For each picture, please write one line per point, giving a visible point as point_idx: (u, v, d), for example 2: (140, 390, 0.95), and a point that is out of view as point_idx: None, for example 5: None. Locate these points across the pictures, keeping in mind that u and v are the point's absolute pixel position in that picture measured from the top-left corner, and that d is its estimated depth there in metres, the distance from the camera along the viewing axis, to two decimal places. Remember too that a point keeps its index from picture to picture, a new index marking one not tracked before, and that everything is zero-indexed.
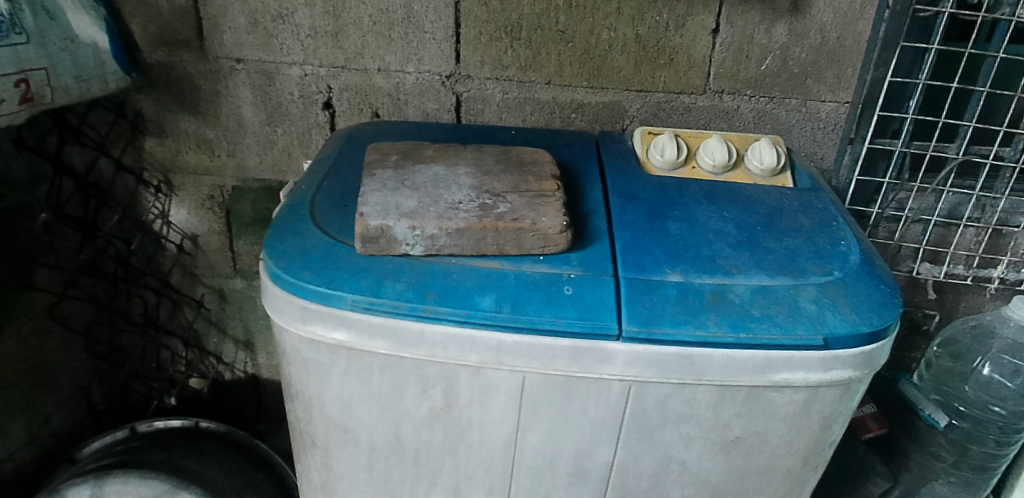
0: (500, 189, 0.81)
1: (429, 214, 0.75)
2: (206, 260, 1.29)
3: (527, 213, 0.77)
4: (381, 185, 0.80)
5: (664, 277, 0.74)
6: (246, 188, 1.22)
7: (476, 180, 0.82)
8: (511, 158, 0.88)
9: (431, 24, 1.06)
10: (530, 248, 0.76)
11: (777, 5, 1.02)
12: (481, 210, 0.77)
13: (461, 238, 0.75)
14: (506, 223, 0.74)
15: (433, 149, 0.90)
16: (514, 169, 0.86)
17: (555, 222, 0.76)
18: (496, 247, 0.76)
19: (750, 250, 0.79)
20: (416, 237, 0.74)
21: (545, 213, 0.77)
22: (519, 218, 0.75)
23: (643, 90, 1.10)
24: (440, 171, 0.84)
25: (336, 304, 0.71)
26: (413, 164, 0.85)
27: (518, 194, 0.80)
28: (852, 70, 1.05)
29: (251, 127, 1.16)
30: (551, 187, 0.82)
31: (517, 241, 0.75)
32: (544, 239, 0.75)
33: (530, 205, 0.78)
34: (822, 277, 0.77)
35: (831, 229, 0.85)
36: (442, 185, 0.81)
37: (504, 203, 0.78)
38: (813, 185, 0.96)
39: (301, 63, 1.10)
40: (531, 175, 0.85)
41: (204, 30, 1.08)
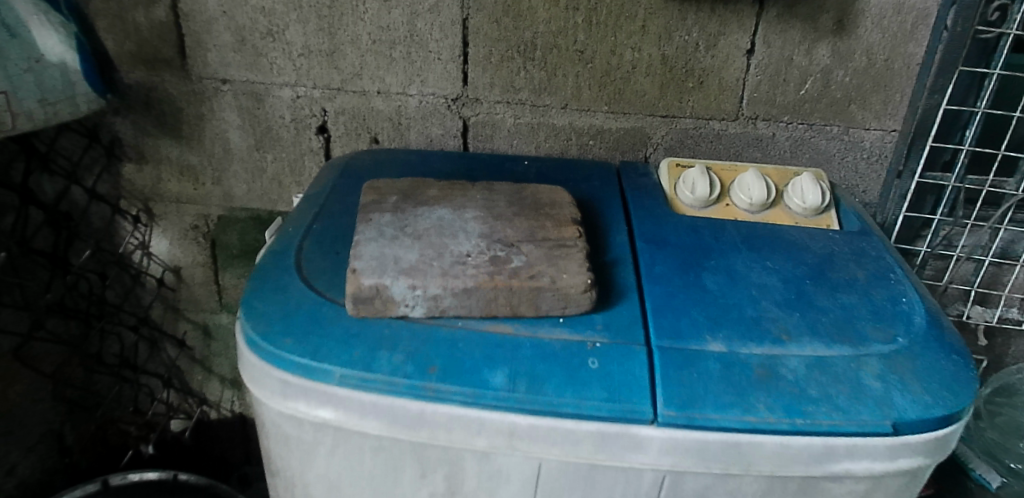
0: (514, 237, 0.71)
1: (433, 270, 0.65)
2: (190, 293, 1.21)
3: (545, 268, 0.67)
4: (378, 233, 0.70)
5: (702, 347, 0.64)
6: (233, 217, 1.14)
7: (486, 227, 0.72)
8: (525, 199, 0.78)
9: (436, 43, 0.97)
10: (548, 310, 0.66)
11: (820, 24, 0.92)
12: (492, 265, 0.67)
13: (469, 299, 0.65)
14: (522, 282, 0.65)
15: (438, 187, 0.80)
16: (529, 211, 0.76)
17: (578, 280, 0.66)
18: (510, 309, 0.66)
19: (801, 310, 0.69)
20: (416, 297, 0.64)
21: (566, 268, 0.67)
22: (536, 275, 0.66)
23: (669, 115, 1.00)
24: (447, 215, 0.74)
25: (323, 379, 0.61)
26: (415, 206, 0.75)
27: (534, 244, 0.70)
28: (901, 95, 0.95)
29: (238, 153, 1.07)
30: (572, 235, 0.72)
31: (533, 302, 0.65)
32: (564, 300, 0.65)
33: (548, 258, 0.68)
34: (885, 345, 0.66)
35: (890, 283, 0.74)
36: (448, 232, 0.71)
37: (518, 256, 0.68)
38: (862, 227, 0.85)
39: (293, 84, 1.01)
40: (549, 218, 0.75)
41: (186, 48, 0.99)
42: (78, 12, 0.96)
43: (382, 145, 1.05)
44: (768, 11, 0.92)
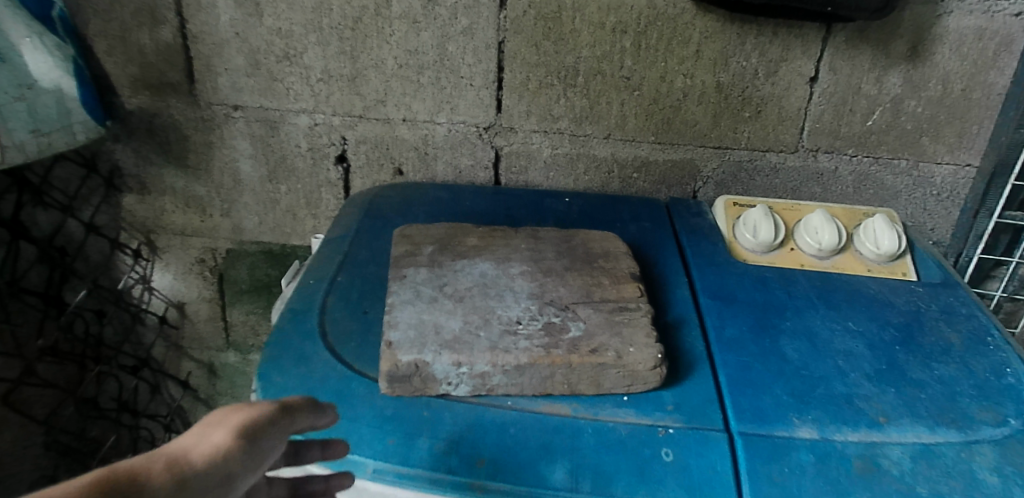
0: (567, 299, 0.64)
1: (480, 342, 0.58)
2: (195, 331, 1.19)
3: (607, 339, 0.59)
4: (415, 293, 0.64)
5: (789, 434, 0.55)
6: (243, 251, 1.08)
7: (537, 287, 0.65)
8: (576, 249, 0.72)
9: (469, 68, 0.89)
10: (612, 387, 0.58)
11: (892, 49, 0.83)
12: (548, 336, 0.59)
13: (521, 376, 0.57)
14: (584, 357, 0.57)
15: (477, 235, 0.74)
16: (582, 265, 0.69)
17: (646, 355, 0.58)
18: (567, 386, 0.58)
19: (895, 385, 0.60)
20: (461, 374, 0.56)
21: (632, 340, 0.60)
22: (599, 349, 0.58)
23: (722, 147, 0.92)
24: (490, 270, 0.68)
25: (352, 470, 0.53)
26: (454, 258, 0.70)
27: (593, 307, 0.63)
28: (978, 127, 0.86)
29: (249, 184, 1.00)
30: (634, 294, 0.65)
31: (596, 380, 0.58)
32: (630, 377, 0.58)
33: (609, 327, 0.61)
34: (996, 428, 0.57)
35: (990, 349, 0.65)
36: (493, 295, 0.64)
37: (575, 323, 0.61)
38: (945, 276, 0.76)
39: (311, 111, 0.94)
40: (606, 274, 0.68)
41: (194, 72, 0.91)
42: (76, 33, 0.88)
43: (407, 177, 0.97)
44: (836, 35, 0.83)
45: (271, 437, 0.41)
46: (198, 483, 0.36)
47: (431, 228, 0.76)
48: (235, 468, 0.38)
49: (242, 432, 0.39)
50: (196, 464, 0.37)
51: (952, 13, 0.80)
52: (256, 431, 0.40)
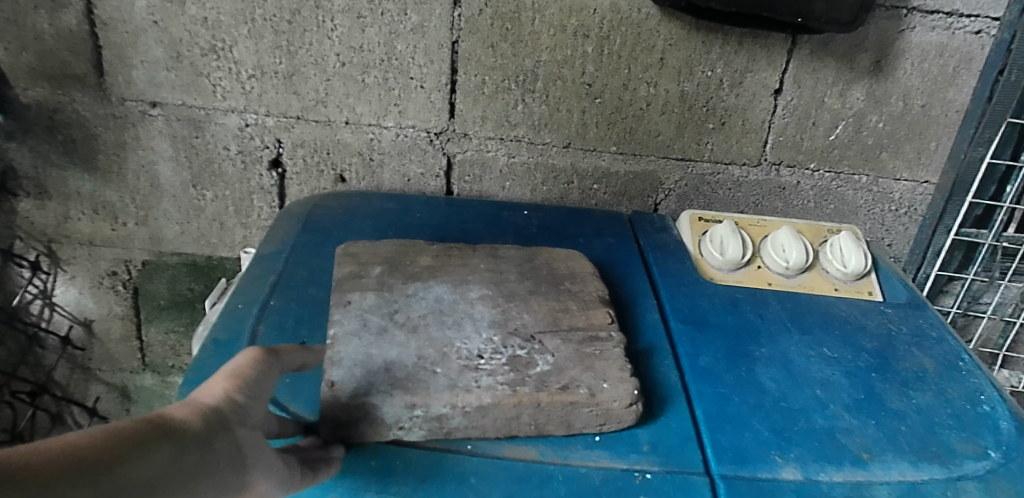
0: (532, 328, 0.59)
1: (438, 379, 0.52)
2: (105, 351, 1.07)
3: (577, 375, 0.55)
4: (363, 323, 0.57)
5: (773, 476, 0.51)
6: (162, 263, 0.97)
7: (500, 314, 0.60)
8: (540, 269, 0.68)
9: (419, 69, 0.82)
10: (582, 427, 0.53)
11: (856, 63, 0.82)
12: (514, 372, 0.54)
13: (483, 418, 0.51)
14: (554, 396, 0.52)
15: (431, 254, 0.68)
16: (548, 288, 0.65)
17: (621, 391, 0.53)
18: (534, 427, 0.52)
19: (876, 417, 0.58)
20: (415, 420, 0.50)
21: (605, 375, 0.55)
22: (570, 386, 0.53)
23: (685, 158, 0.88)
24: (446, 295, 0.62)
25: None
26: (404, 281, 0.63)
27: (559, 339, 0.58)
28: (936, 144, 0.86)
29: (169, 189, 0.90)
30: (604, 320, 0.61)
31: (567, 420, 0.52)
32: (604, 417, 0.53)
33: (580, 360, 0.56)
34: (978, 463, 0.55)
35: (961, 376, 0.63)
36: (451, 325, 0.58)
37: (542, 356, 0.56)
38: (911, 297, 0.75)
39: (241, 111, 0.84)
40: (574, 299, 0.63)
41: (104, 63, 0.80)
42: None
43: (349, 185, 0.89)
44: (802, 47, 0.81)
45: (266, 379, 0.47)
46: (220, 410, 0.41)
47: (377, 245, 0.69)
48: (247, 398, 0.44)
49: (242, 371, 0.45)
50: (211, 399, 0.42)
51: (914, 29, 0.79)
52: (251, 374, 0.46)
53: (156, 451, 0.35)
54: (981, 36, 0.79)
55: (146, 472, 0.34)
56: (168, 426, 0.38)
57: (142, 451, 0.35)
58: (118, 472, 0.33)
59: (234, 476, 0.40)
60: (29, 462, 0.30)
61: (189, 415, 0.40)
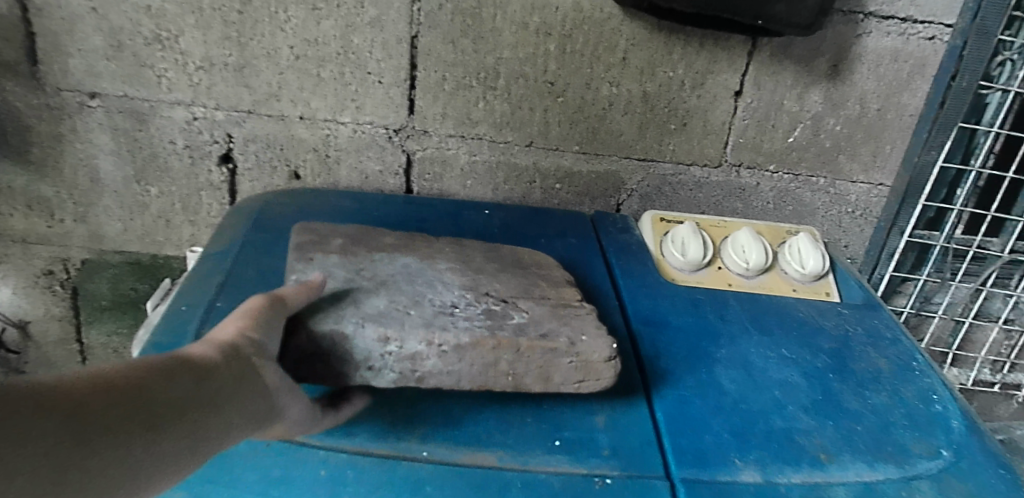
0: (505, 293, 0.57)
1: (413, 319, 0.51)
2: (42, 355, 1.01)
3: (554, 328, 0.54)
4: (326, 274, 0.55)
5: (732, 479, 0.51)
6: (104, 262, 0.92)
7: (470, 280, 0.58)
8: (505, 256, 0.66)
9: (377, 63, 0.79)
10: (561, 382, 0.52)
11: (814, 67, 0.82)
12: (489, 318, 0.53)
13: (459, 362, 0.50)
14: (533, 342, 0.51)
15: (395, 236, 0.66)
16: (515, 269, 0.63)
17: (600, 345, 0.53)
18: (511, 378, 0.51)
19: (833, 418, 0.58)
20: (388, 357, 0.49)
21: (583, 330, 0.54)
22: (548, 335, 0.52)
23: (647, 159, 0.88)
24: (413, 263, 0.59)
25: None
26: (369, 251, 0.61)
27: (534, 302, 0.57)
28: (891, 147, 0.87)
29: (111, 185, 0.85)
30: (573, 296, 0.60)
31: (544, 370, 0.52)
32: (583, 370, 0.52)
33: (555, 319, 0.55)
34: (931, 462, 0.55)
35: (914, 376, 0.64)
36: (424, 283, 0.56)
37: (518, 311, 0.55)
38: (866, 297, 0.76)
39: (189, 104, 0.81)
40: (541, 277, 0.62)
41: (39, 51, 0.76)
42: None
43: (304, 182, 0.86)
44: (762, 50, 0.81)
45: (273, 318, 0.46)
46: (240, 347, 0.41)
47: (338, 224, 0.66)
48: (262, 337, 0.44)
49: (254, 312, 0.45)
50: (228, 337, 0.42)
51: (870, 34, 0.81)
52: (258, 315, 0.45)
53: (182, 381, 0.36)
54: (934, 42, 0.81)
55: (174, 396, 0.35)
56: (190, 361, 0.38)
57: (168, 379, 0.36)
58: (149, 395, 0.34)
59: (258, 407, 0.41)
60: (62, 389, 0.31)
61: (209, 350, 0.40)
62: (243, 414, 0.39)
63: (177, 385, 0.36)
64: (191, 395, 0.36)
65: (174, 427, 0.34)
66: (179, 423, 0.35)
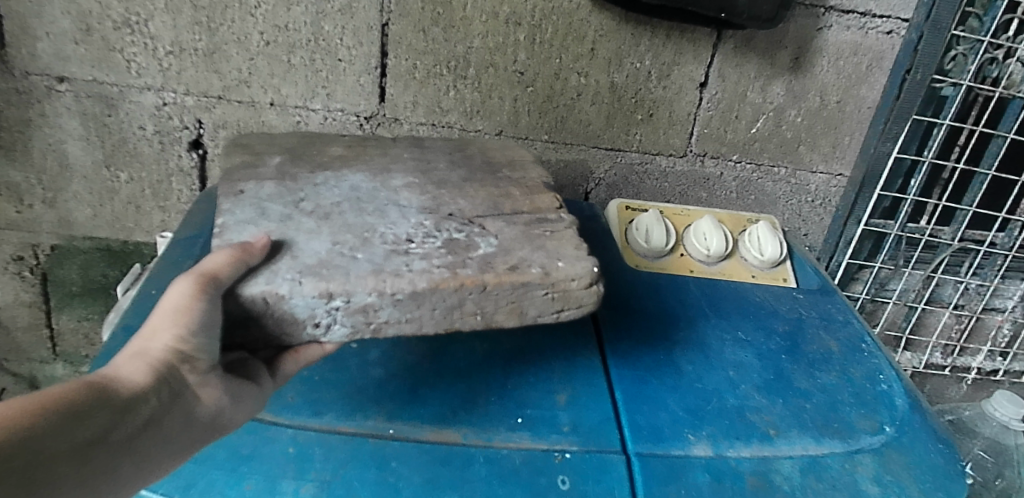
0: (471, 212, 0.57)
1: (360, 264, 0.48)
2: (11, 340, 1.01)
3: (526, 255, 0.52)
4: (260, 212, 0.53)
5: (685, 453, 0.53)
6: (73, 248, 0.92)
7: (431, 201, 0.58)
8: (473, 158, 0.69)
9: (348, 50, 0.80)
10: (539, 313, 0.51)
11: (776, 60, 0.85)
12: (452, 255, 0.50)
13: (417, 309, 0.48)
14: (501, 277, 0.49)
15: (341, 146, 0.68)
16: (487, 176, 0.65)
17: (578, 271, 0.51)
18: (480, 317, 0.50)
19: (784, 396, 0.61)
20: (332, 311, 0.47)
21: (560, 255, 0.53)
22: (520, 266, 0.50)
23: (614, 148, 0.90)
24: (363, 184, 0.59)
25: None
26: (312, 170, 0.61)
27: (503, 221, 0.56)
28: (849, 138, 0.90)
29: (80, 170, 0.85)
30: (550, 205, 0.60)
31: (516, 303, 0.50)
32: (561, 300, 0.51)
33: (527, 242, 0.54)
34: (874, 437, 0.59)
35: (863, 356, 0.68)
36: (373, 212, 0.55)
37: (485, 239, 0.53)
38: (821, 283, 0.79)
39: (158, 89, 0.80)
40: (514, 187, 0.63)
41: (5, 33, 0.75)
42: None
43: None
44: (726, 42, 0.84)
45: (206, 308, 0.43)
46: (170, 365, 0.42)
47: (276, 140, 0.69)
48: (200, 343, 0.43)
49: (187, 310, 0.42)
50: (157, 352, 0.42)
51: (830, 28, 0.84)
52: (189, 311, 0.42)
53: (100, 416, 0.38)
54: (892, 36, 0.84)
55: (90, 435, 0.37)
56: (106, 396, 0.39)
57: (85, 417, 0.37)
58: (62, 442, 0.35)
59: (190, 430, 0.42)
60: None
61: (135, 373, 0.41)
62: (172, 442, 0.41)
63: (94, 420, 0.37)
64: (97, 438, 0.37)
65: (72, 474, 0.35)
66: (79, 470, 0.36)
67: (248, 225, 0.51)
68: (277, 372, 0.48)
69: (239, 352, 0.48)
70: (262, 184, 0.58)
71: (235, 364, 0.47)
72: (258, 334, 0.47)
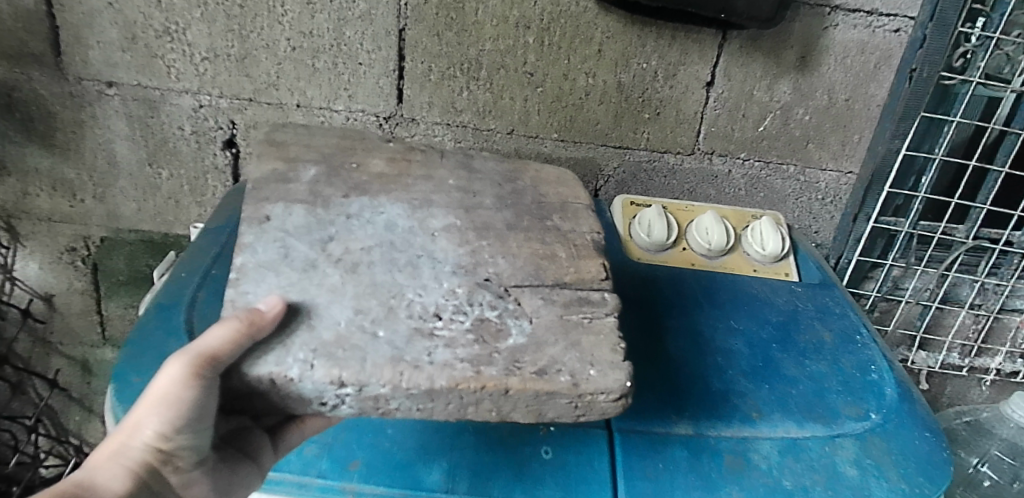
0: (508, 280, 0.55)
1: (379, 346, 0.47)
2: (66, 325, 1.10)
3: (558, 355, 0.49)
4: (282, 254, 0.52)
5: (666, 430, 0.56)
6: (120, 240, 1.00)
7: (468, 257, 0.56)
8: (526, 200, 0.67)
9: (368, 54, 0.86)
10: (557, 416, 0.48)
11: (782, 59, 0.86)
12: (479, 345, 0.48)
13: (431, 401, 0.46)
14: (526, 383, 0.46)
15: (384, 160, 0.68)
16: (533, 223, 0.63)
17: (609, 382, 0.47)
18: (496, 412, 0.47)
19: (770, 383, 0.63)
20: (343, 396, 0.45)
21: (594, 358, 0.49)
22: (547, 371, 0.47)
23: (622, 146, 0.93)
24: (399, 221, 0.59)
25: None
26: (348, 193, 0.61)
27: (534, 293, 0.54)
28: (859, 137, 0.91)
29: (125, 167, 0.93)
30: (596, 275, 0.57)
31: (536, 407, 0.47)
32: (584, 408, 0.48)
33: (564, 333, 0.51)
34: (858, 423, 0.60)
35: (856, 347, 0.69)
36: (404, 268, 0.53)
37: (517, 323, 0.51)
38: (822, 277, 0.80)
39: (195, 92, 0.88)
40: (561, 245, 0.60)
41: (62, 43, 0.84)
42: None
43: None
44: (731, 42, 0.85)
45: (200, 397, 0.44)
46: (153, 465, 0.46)
47: (314, 141, 0.70)
48: (185, 439, 0.46)
49: (181, 401, 0.43)
50: (137, 453, 0.46)
51: (837, 26, 0.84)
52: (181, 403, 0.44)
53: None
54: (900, 34, 0.85)
55: None
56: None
57: None
58: None
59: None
60: None
61: (114, 477, 0.45)
62: None
63: None
64: None
65: None
66: None
67: (267, 272, 0.50)
68: (279, 442, 0.51)
69: (243, 420, 0.51)
70: (291, 208, 0.58)
71: (239, 431, 0.51)
72: (260, 405, 0.46)
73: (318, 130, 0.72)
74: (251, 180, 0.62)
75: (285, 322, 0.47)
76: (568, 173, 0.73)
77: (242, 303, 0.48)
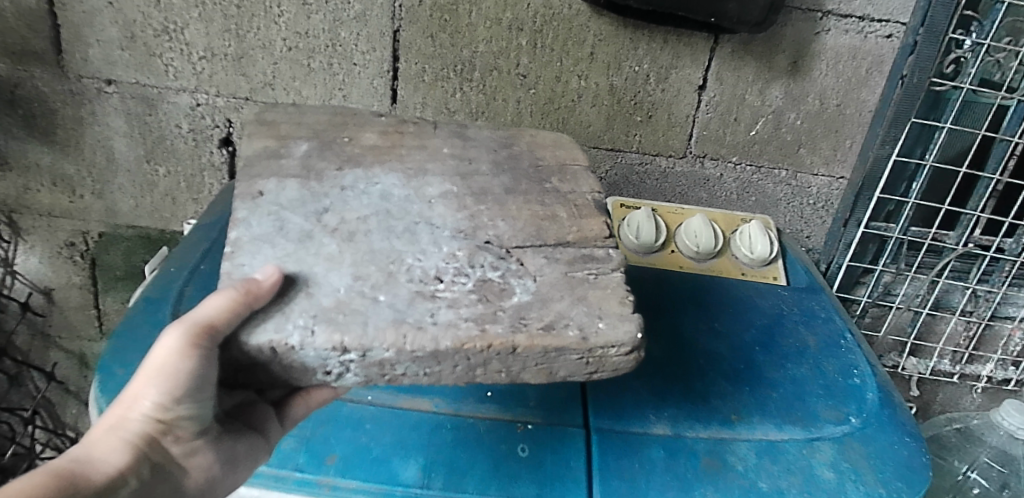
0: (510, 241, 0.55)
1: (380, 309, 0.47)
2: (64, 319, 1.11)
3: (566, 310, 0.49)
4: (278, 227, 0.53)
5: (643, 431, 0.57)
6: (118, 235, 1.02)
7: (468, 221, 0.57)
8: (522, 161, 0.68)
9: (362, 55, 0.87)
10: (568, 374, 0.49)
11: (773, 64, 0.87)
12: (483, 304, 0.49)
13: (438, 364, 0.46)
14: (535, 339, 0.46)
15: (379, 132, 0.69)
16: (533, 186, 0.64)
17: (620, 335, 0.48)
18: (505, 374, 0.48)
19: (750, 385, 0.63)
20: (343, 363, 0.46)
21: (602, 312, 0.49)
22: (556, 325, 0.47)
23: (615, 149, 0.93)
24: (395, 191, 0.59)
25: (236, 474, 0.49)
26: (342, 165, 0.62)
27: (537, 253, 0.55)
28: (850, 141, 0.91)
29: (124, 163, 0.94)
30: (599, 234, 0.58)
31: (546, 365, 0.48)
32: (596, 363, 0.48)
33: (569, 289, 0.51)
34: (838, 427, 0.60)
35: (840, 352, 0.69)
36: (402, 235, 0.54)
37: (522, 282, 0.51)
38: (810, 282, 0.80)
39: (192, 90, 0.89)
40: (562, 205, 0.61)
41: (62, 41, 0.85)
42: None
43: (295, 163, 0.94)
44: (723, 47, 0.86)
45: (197, 365, 0.43)
46: (153, 441, 0.45)
47: (306, 118, 0.70)
48: (186, 411, 0.45)
49: (177, 371, 0.43)
50: (137, 425, 0.45)
51: (829, 32, 0.85)
52: (178, 372, 0.43)
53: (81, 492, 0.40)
54: (891, 40, 0.85)
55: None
56: (83, 483, 0.41)
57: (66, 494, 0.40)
58: None
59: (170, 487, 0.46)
60: None
61: (113, 451, 0.44)
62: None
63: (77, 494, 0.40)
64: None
65: None
66: None
67: (263, 245, 0.51)
68: (285, 414, 0.51)
69: (248, 394, 0.51)
70: (285, 183, 0.59)
71: (243, 406, 0.51)
72: (263, 378, 0.47)
73: (312, 108, 0.73)
74: (244, 156, 0.63)
75: (283, 291, 0.47)
76: (565, 136, 0.75)
77: (239, 274, 0.48)
